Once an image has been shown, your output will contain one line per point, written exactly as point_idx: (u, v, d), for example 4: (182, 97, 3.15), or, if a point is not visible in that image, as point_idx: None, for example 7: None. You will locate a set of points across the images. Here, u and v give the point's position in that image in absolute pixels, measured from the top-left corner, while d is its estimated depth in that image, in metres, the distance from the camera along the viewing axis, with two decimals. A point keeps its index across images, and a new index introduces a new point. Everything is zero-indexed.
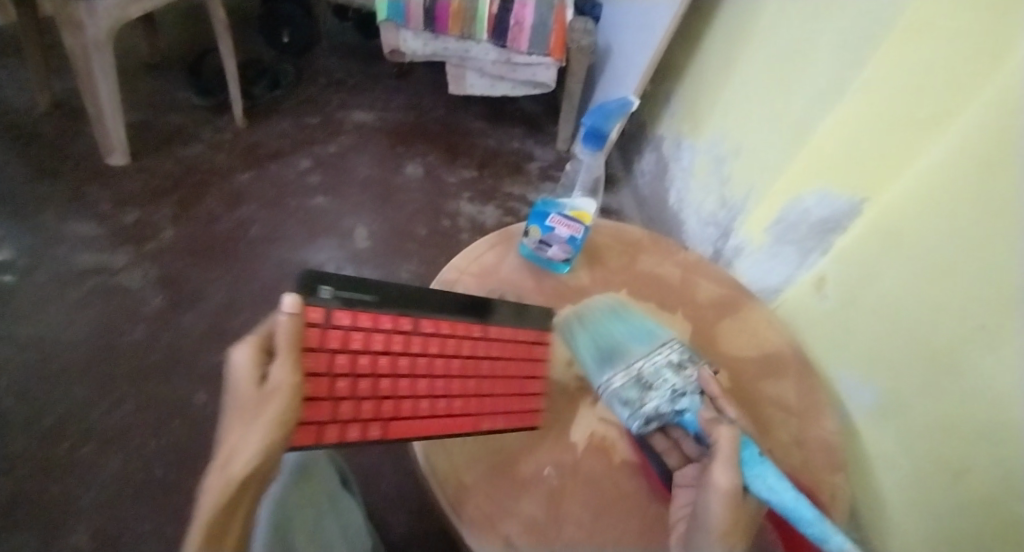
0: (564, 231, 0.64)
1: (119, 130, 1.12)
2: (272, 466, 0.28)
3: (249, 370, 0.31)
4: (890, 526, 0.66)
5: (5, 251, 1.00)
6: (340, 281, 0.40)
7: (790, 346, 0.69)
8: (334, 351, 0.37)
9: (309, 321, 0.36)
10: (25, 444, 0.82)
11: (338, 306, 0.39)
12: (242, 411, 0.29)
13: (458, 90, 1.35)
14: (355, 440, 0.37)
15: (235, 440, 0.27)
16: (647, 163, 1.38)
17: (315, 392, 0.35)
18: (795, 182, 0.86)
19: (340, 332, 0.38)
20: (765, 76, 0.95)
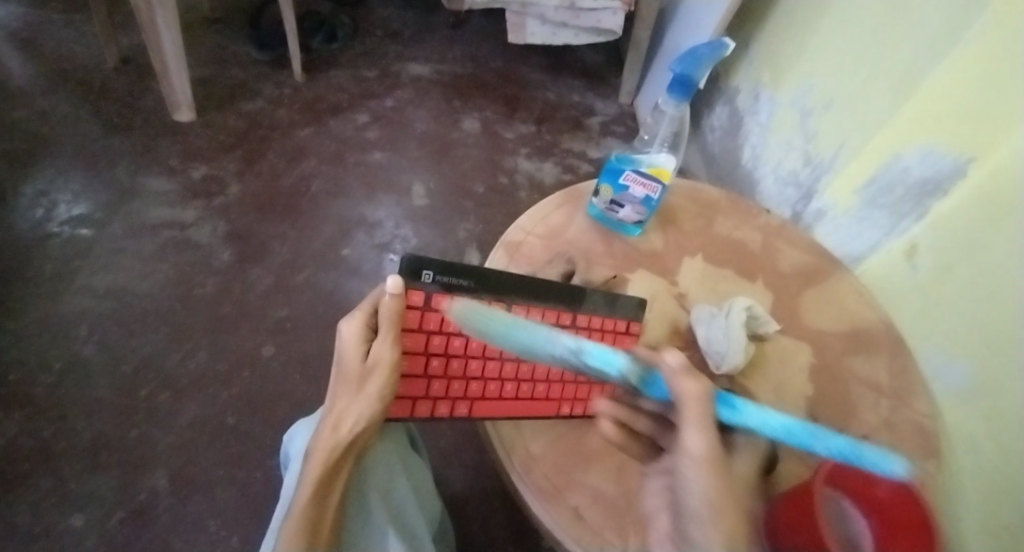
0: (638, 190, 0.59)
1: (184, 85, 1.13)
2: (369, 432, 0.35)
3: (355, 345, 0.36)
4: (956, 515, 0.59)
5: (86, 204, 1.05)
6: (441, 265, 0.43)
7: (883, 321, 0.62)
8: (431, 332, 0.43)
9: (410, 303, 0.41)
10: (112, 387, 0.88)
11: (437, 290, 0.42)
12: (346, 382, 0.35)
13: (518, 39, 1.25)
14: (444, 415, 0.43)
15: (342, 408, 0.34)
16: (719, 118, 1.28)
17: (414, 367, 0.42)
18: (896, 137, 0.76)
19: (436, 315, 0.42)
20: (865, 14, 0.84)
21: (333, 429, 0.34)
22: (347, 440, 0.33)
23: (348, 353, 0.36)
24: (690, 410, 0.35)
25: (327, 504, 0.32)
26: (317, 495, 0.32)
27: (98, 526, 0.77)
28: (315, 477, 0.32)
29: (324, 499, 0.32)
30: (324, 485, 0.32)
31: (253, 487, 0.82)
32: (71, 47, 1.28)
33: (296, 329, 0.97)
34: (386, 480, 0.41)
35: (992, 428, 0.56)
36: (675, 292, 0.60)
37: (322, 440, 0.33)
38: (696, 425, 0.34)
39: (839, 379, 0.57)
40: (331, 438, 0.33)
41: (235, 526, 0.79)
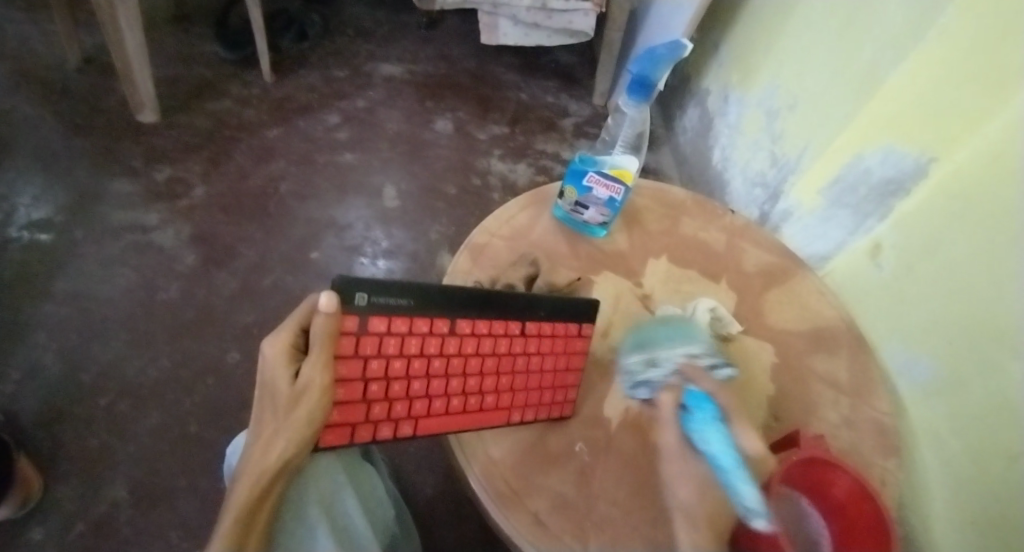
0: (601, 192, 0.59)
1: (147, 85, 1.11)
2: (299, 452, 0.33)
3: (282, 364, 0.34)
4: (928, 507, 0.60)
5: (43, 207, 1.02)
6: (375, 285, 0.38)
7: (845, 321, 0.63)
8: (367, 356, 0.38)
9: (344, 329, 0.37)
10: (70, 397, 0.85)
11: (372, 314, 0.38)
12: (275, 408, 0.33)
13: (491, 40, 1.25)
14: (387, 438, 0.40)
15: (270, 434, 0.33)
16: (690, 119, 1.29)
17: (351, 394, 0.38)
18: (859, 138, 0.77)
19: (373, 338, 0.38)
20: (827, 17, 0.85)
21: (260, 455, 0.32)
22: (274, 466, 0.32)
23: (276, 375, 0.34)
24: (670, 426, 0.42)
25: (254, 528, 0.31)
26: (245, 521, 0.30)
27: (53, 542, 0.74)
28: (240, 506, 0.30)
29: (248, 529, 0.31)
30: (248, 518, 0.30)
31: (217, 496, 0.80)
32: (30, 45, 1.24)
33: (264, 334, 0.95)
34: (328, 491, 0.40)
35: (953, 425, 0.58)
36: (640, 293, 0.60)
37: (248, 466, 0.31)
38: (670, 429, 0.42)
39: (800, 377, 0.58)
40: (260, 463, 0.32)
41: (198, 537, 0.77)
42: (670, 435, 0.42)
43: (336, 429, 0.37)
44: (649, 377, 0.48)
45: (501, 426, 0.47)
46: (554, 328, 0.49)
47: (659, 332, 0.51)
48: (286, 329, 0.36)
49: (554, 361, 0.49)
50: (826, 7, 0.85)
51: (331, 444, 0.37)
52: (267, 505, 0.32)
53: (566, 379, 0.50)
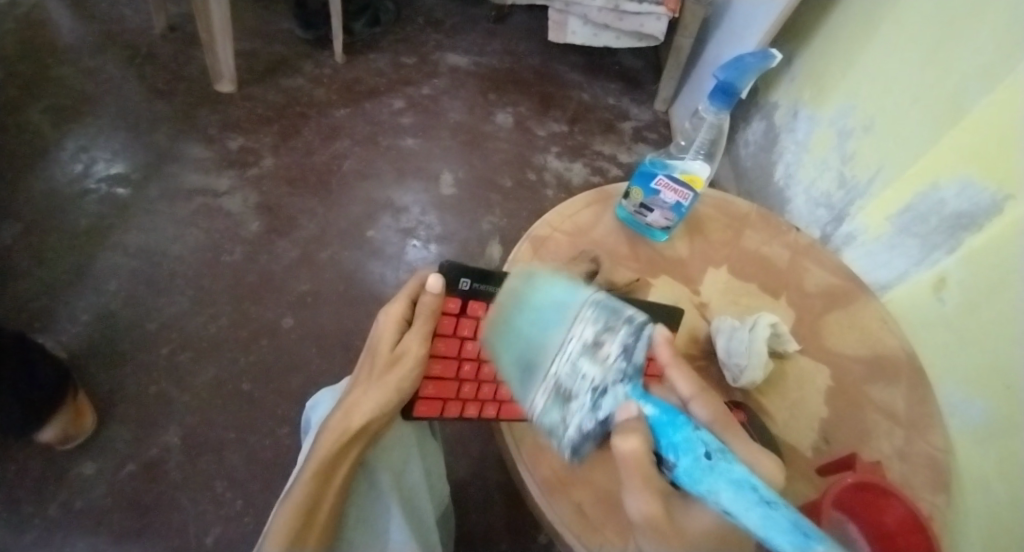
0: (669, 196, 0.59)
1: (228, 57, 1.16)
2: (381, 417, 0.37)
3: (389, 334, 0.41)
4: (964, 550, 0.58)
5: (122, 164, 1.08)
6: (480, 273, 0.43)
7: (907, 351, 0.61)
8: (464, 337, 0.43)
9: (445, 310, 0.42)
10: (131, 343, 0.90)
11: (474, 298, 0.43)
12: (374, 368, 0.39)
13: (559, 38, 1.26)
14: (472, 417, 0.43)
15: (359, 395, 0.37)
16: (755, 133, 1.26)
17: (444, 371, 0.42)
18: (935, 167, 0.75)
19: (472, 321, 0.43)
20: (912, 37, 0.82)
21: (344, 413, 0.36)
22: (353, 425, 0.36)
23: (382, 340, 0.41)
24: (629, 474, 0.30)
25: (331, 481, 0.35)
26: (321, 473, 0.34)
27: (108, 477, 0.79)
28: (320, 457, 0.35)
29: (326, 479, 0.35)
30: (327, 465, 0.35)
31: (261, 453, 0.84)
32: (121, 11, 1.31)
33: (317, 304, 0.98)
34: (400, 462, 0.42)
35: (1007, 471, 0.55)
36: (697, 301, 0.60)
37: (332, 421, 0.36)
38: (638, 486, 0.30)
39: (855, 404, 0.56)
40: (342, 421, 0.36)
41: (240, 489, 0.81)
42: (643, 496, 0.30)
43: (428, 401, 0.42)
44: (574, 430, 0.33)
45: None
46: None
47: (521, 316, 0.35)
48: (399, 303, 0.42)
49: None
50: (912, 28, 0.82)
51: (424, 413, 0.42)
52: (345, 461, 0.36)
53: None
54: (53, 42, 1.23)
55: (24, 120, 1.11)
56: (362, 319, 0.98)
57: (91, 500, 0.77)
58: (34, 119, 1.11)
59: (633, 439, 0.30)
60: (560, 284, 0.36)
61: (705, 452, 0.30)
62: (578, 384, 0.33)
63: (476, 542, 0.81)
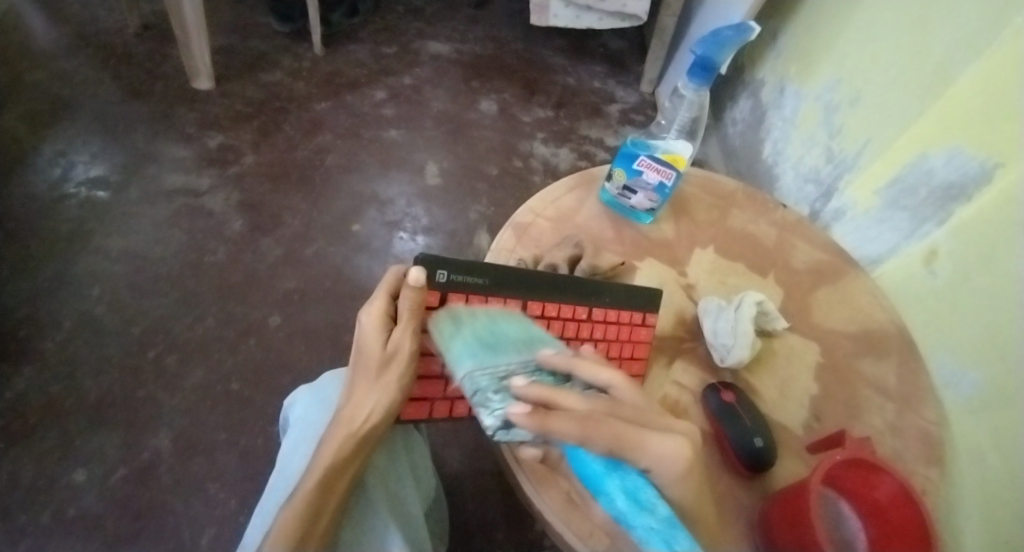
0: (651, 176, 0.58)
1: (204, 53, 1.13)
2: (387, 418, 0.37)
3: (376, 332, 0.38)
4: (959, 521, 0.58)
5: (100, 167, 1.06)
6: (455, 266, 0.42)
7: (897, 325, 0.61)
8: None
9: (427, 305, 0.40)
10: (118, 348, 0.89)
11: (453, 290, 0.41)
12: (366, 369, 0.37)
13: (541, 22, 1.24)
14: (462, 415, 0.43)
15: (360, 398, 0.37)
16: (742, 111, 1.24)
17: (430, 369, 0.41)
18: (922, 138, 0.74)
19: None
20: (897, 7, 0.81)
21: (348, 417, 0.36)
22: (360, 430, 0.36)
23: (367, 339, 0.37)
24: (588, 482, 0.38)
25: (334, 488, 0.36)
26: (323, 481, 0.35)
27: (99, 483, 0.79)
28: (325, 463, 0.35)
29: (329, 486, 0.36)
30: (329, 473, 0.36)
31: (253, 452, 0.84)
32: (93, 11, 1.29)
33: (304, 301, 0.98)
34: (387, 458, 0.42)
35: (999, 441, 0.55)
36: (684, 283, 0.59)
37: (337, 428, 0.36)
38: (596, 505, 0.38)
39: (846, 380, 0.56)
40: (346, 428, 0.36)
41: (234, 489, 0.81)
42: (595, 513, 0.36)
43: (416, 402, 0.41)
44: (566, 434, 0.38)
45: None
46: (618, 315, 0.50)
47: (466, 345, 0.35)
48: (381, 298, 0.39)
49: (621, 348, 0.49)
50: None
51: (408, 416, 0.41)
52: (350, 466, 0.37)
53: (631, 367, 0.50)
54: (24, 44, 1.20)
55: None
56: (350, 314, 0.97)
57: (83, 507, 0.77)
58: (7, 124, 1.09)
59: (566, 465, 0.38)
60: (500, 325, 0.37)
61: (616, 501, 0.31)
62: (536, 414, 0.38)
63: (472, 532, 0.81)
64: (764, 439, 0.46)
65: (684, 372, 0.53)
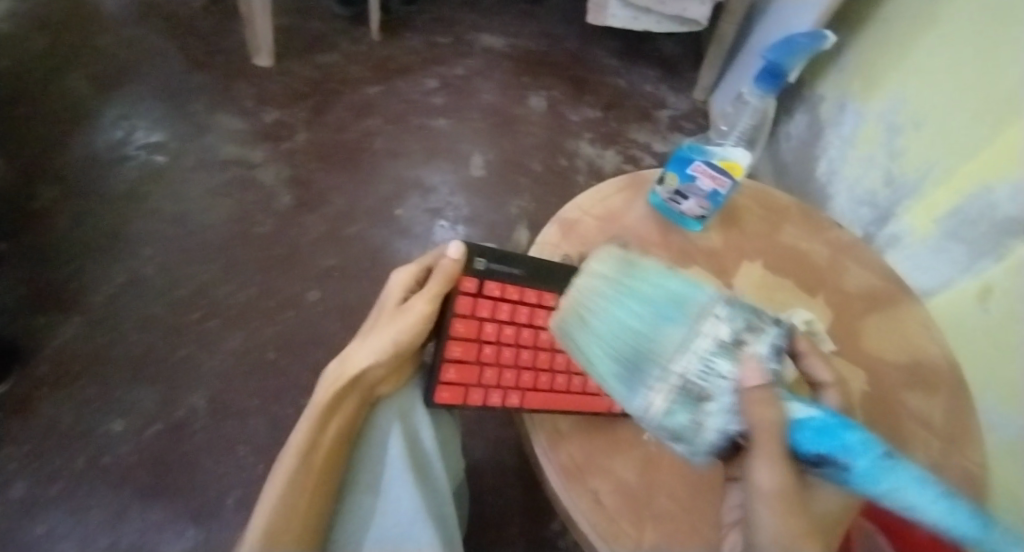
0: (706, 183, 0.57)
1: (266, 30, 1.16)
2: (382, 367, 0.35)
3: (397, 292, 0.40)
4: None
5: (160, 133, 1.10)
6: (494, 255, 0.43)
7: (948, 359, 0.58)
8: (483, 318, 0.42)
9: (462, 288, 0.41)
10: (163, 307, 0.93)
11: (490, 278, 0.42)
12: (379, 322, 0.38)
13: (597, 21, 1.22)
14: (496, 405, 0.42)
15: (357, 345, 0.35)
16: (796, 126, 1.20)
17: (465, 353, 0.42)
18: (987, 169, 0.71)
19: (490, 302, 0.42)
20: (972, 29, 0.77)
21: (342, 361, 0.34)
22: (351, 371, 0.33)
23: (390, 293, 0.40)
24: (763, 443, 0.31)
25: (327, 429, 0.31)
26: (319, 416, 0.31)
27: (134, 435, 0.82)
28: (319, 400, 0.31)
29: (324, 427, 0.31)
30: (324, 412, 0.31)
31: (283, 421, 0.86)
32: None
33: (343, 279, 0.99)
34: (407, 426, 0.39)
35: None
36: (729, 294, 0.58)
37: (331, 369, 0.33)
38: (766, 455, 0.31)
39: (890, 410, 0.54)
40: (340, 369, 0.33)
41: (262, 454, 0.83)
42: (772, 472, 0.31)
43: (451, 386, 0.41)
44: (713, 429, 0.32)
45: (605, 415, 0.46)
46: None
47: (625, 307, 0.34)
48: (411, 267, 0.42)
49: None
50: (973, 18, 0.77)
51: (446, 401, 0.41)
52: (343, 411, 0.33)
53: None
54: (97, 10, 1.26)
55: (67, 85, 1.14)
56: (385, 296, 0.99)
57: (118, 456, 0.80)
58: (77, 85, 1.14)
59: (769, 417, 0.31)
60: (675, 277, 0.35)
61: (883, 454, 0.32)
62: (712, 378, 0.32)
63: (489, 523, 0.81)
64: None
65: None
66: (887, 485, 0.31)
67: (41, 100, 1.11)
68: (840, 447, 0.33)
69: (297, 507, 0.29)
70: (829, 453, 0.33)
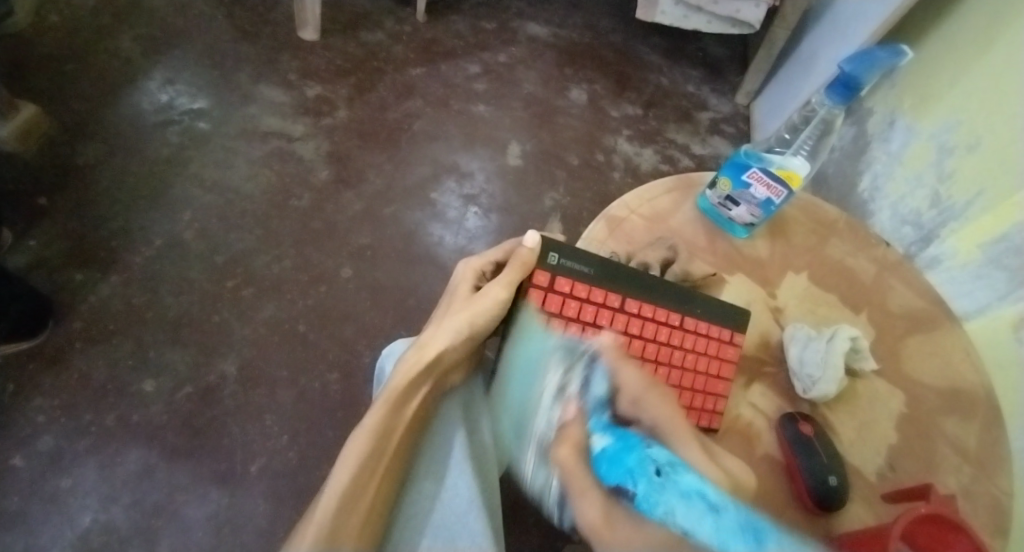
0: (760, 191, 0.56)
1: (314, 4, 1.16)
2: (453, 355, 0.38)
3: (469, 280, 0.43)
4: None
5: (203, 99, 1.11)
6: (565, 250, 0.45)
7: (989, 387, 0.57)
8: (552, 313, 0.43)
9: (535, 282, 0.43)
10: (198, 273, 0.94)
11: (561, 273, 0.44)
12: (453, 306, 0.42)
13: (647, 17, 1.20)
14: None
15: (432, 335, 0.38)
16: (841, 137, 1.17)
17: (533, 345, 0.42)
18: None
19: (558, 297, 0.43)
20: None
21: (418, 349, 0.37)
22: (426, 357, 0.36)
23: (462, 283, 0.43)
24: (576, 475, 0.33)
25: (403, 414, 0.34)
26: (394, 403, 0.34)
27: (165, 396, 0.84)
28: (395, 385, 0.35)
29: (397, 411, 0.34)
30: (397, 399, 0.34)
31: (310, 394, 0.88)
32: None
33: (375, 258, 1.00)
34: (474, 416, 0.41)
35: None
36: (772, 305, 0.58)
37: (408, 355, 0.37)
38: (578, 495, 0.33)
39: (926, 433, 0.53)
40: (414, 357, 0.36)
41: (288, 425, 0.85)
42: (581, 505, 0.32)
43: (517, 379, 0.42)
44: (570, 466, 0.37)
45: None
46: (709, 329, 0.49)
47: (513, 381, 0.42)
48: (484, 258, 0.45)
49: (709, 364, 0.48)
50: None
51: (509, 392, 0.41)
52: (417, 397, 0.35)
53: (717, 386, 0.48)
54: None
55: (114, 46, 1.15)
56: (415, 279, 1.00)
57: (148, 415, 0.83)
58: (126, 46, 1.15)
59: (571, 452, 0.35)
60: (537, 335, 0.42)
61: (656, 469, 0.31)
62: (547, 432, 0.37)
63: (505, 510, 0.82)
64: (839, 478, 0.45)
65: (762, 396, 0.52)
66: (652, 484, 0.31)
67: (90, 59, 1.12)
68: (623, 472, 0.31)
69: (368, 487, 0.31)
70: (617, 482, 0.31)
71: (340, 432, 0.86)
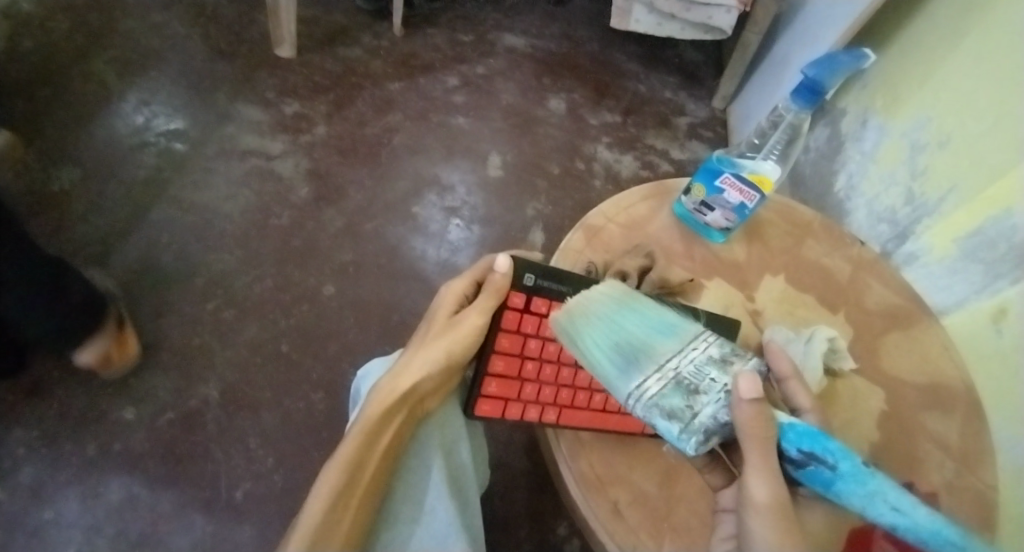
0: (733, 196, 0.57)
1: (290, 22, 1.16)
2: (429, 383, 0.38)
3: (449, 304, 0.43)
4: None
5: (180, 120, 1.11)
6: (543, 269, 0.42)
7: (967, 381, 0.57)
8: (528, 335, 0.42)
9: (510, 304, 0.41)
10: (178, 296, 0.93)
11: (537, 294, 0.41)
12: (431, 332, 0.41)
13: (622, 26, 1.22)
14: (533, 419, 0.44)
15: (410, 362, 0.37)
16: (816, 139, 1.19)
17: (507, 368, 0.42)
18: (1006, 192, 0.71)
19: (535, 319, 0.42)
20: (998, 51, 0.76)
21: (393, 377, 0.36)
22: (403, 385, 0.36)
23: (441, 307, 0.43)
24: (754, 452, 0.28)
25: (377, 444, 0.33)
26: (369, 433, 0.33)
27: (146, 423, 0.83)
28: (369, 415, 0.34)
29: (372, 442, 0.33)
30: (372, 429, 0.33)
31: (294, 415, 0.87)
32: None
33: (358, 274, 1.00)
34: (450, 440, 0.41)
35: None
36: (751, 308, 0.58)
37: (384, 383, 0.36)
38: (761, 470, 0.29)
39: (907, 430, 0.53)
40: (390, 385, 0.36)
41: (273, 447, 0.84)
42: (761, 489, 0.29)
43: (491, 400, 0.42)
44: (707, 417, 0.29)
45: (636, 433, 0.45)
46: None
47: (629, 320, 0.34)
48: (464, 280, 0.44)
49: None
50: (998, 41, 0.76)
51: (486, 415, 0.43)
52: (393, 426, 0.35)
53: None
54: None
55: (88, 69, 1.14)
56: (398, 294, 0.99)
57: (129, 443, 0.81)
58: (101, 69, 1.14)
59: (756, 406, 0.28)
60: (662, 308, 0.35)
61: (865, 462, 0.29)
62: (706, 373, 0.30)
63: (495, 524, 0.81)
64: None
65: None
66: (870, 490, 0.28)
67: (64, 84, 1.11)
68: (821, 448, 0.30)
69: (341, 522, 0.30)
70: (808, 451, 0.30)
71: (327, 452, 0.85)
